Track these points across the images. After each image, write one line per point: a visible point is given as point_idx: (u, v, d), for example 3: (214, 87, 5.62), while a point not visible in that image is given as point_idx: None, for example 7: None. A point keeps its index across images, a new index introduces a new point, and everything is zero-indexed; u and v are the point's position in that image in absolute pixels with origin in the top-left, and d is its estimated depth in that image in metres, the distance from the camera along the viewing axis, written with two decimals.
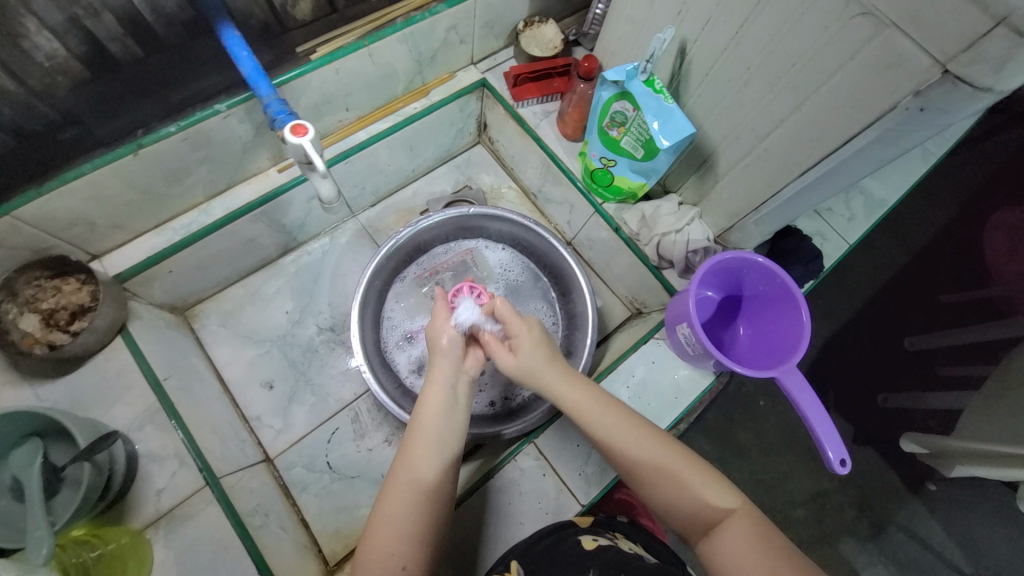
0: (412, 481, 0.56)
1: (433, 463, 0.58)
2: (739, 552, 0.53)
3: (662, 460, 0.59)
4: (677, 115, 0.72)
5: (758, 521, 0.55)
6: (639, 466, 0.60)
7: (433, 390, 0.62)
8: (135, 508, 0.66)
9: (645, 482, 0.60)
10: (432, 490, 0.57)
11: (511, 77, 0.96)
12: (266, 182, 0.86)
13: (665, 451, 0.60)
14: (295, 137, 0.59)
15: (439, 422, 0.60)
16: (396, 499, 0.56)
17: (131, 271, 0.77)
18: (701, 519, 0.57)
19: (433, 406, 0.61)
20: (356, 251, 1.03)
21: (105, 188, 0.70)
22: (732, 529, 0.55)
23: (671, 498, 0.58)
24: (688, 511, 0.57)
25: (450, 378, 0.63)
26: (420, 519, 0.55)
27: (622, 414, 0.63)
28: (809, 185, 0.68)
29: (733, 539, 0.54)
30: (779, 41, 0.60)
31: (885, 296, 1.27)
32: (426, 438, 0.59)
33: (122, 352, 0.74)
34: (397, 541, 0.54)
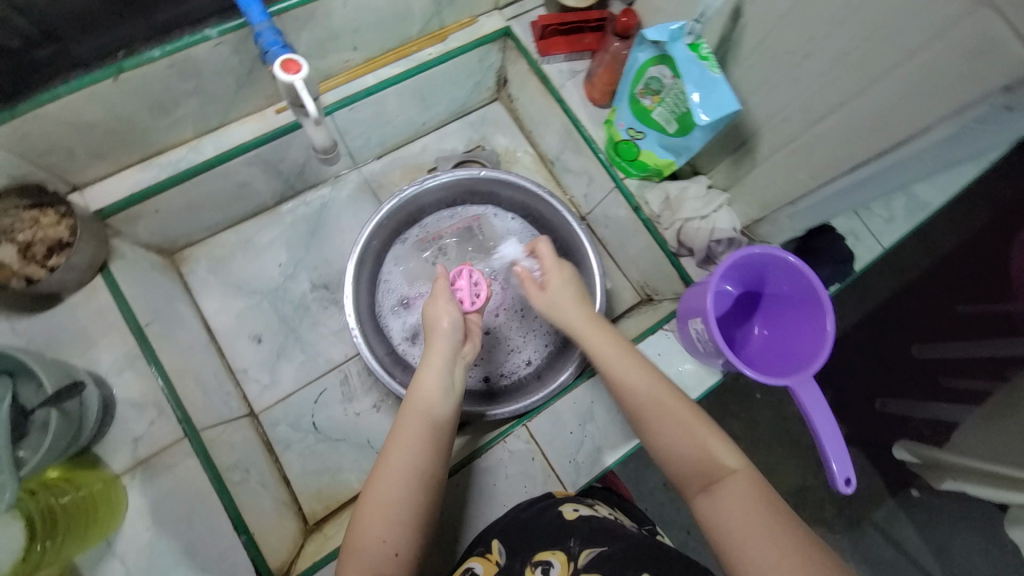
0: (407, 465, 0.54)
1: (430, 446, 0.56)
2: (737, 508, 0.51)
3: (671, 409, 0.58)
4: (721, 88, 0.64)
5: (760, 483, 0.53)
6: (645, 411, 0.59)
7: (431, 372, 0.60)
8: (110, 454, 0.64)
9: (649, 429, 0.59)
10: (427, 473, 0.55)
11: (538, 29, 0.87)
12: (263, 123, 0.79)
13: (675, 402, 0.59)
14: (285, 75, 0.52)
15: (436, 404, 0.58)
16: (391, 483, 0.53)
17: (114, 208, 0.72)
18: (700, 474, 0.55)
19: (431, 387, 0.59)
20: (357, 206, 0.97)
21: (84, 114, 0.64)
22: (731, 487, 0.53)
23: (672, 450, 0.57)
24: (688, 466, 0.56)
25: (445, 362, 0.61)
26: (416, 504, 0.54)
27: (638, 360, 0.62)
28: (859, 181, 0.62)
29: (732, 497, 0.52)
30: (854, 11, 0.52)
31: (901, 297, 1.17)
32: (420, 422, 0.57)
33: (101, 291, 0.70)
34: (389, 524, 0.52)
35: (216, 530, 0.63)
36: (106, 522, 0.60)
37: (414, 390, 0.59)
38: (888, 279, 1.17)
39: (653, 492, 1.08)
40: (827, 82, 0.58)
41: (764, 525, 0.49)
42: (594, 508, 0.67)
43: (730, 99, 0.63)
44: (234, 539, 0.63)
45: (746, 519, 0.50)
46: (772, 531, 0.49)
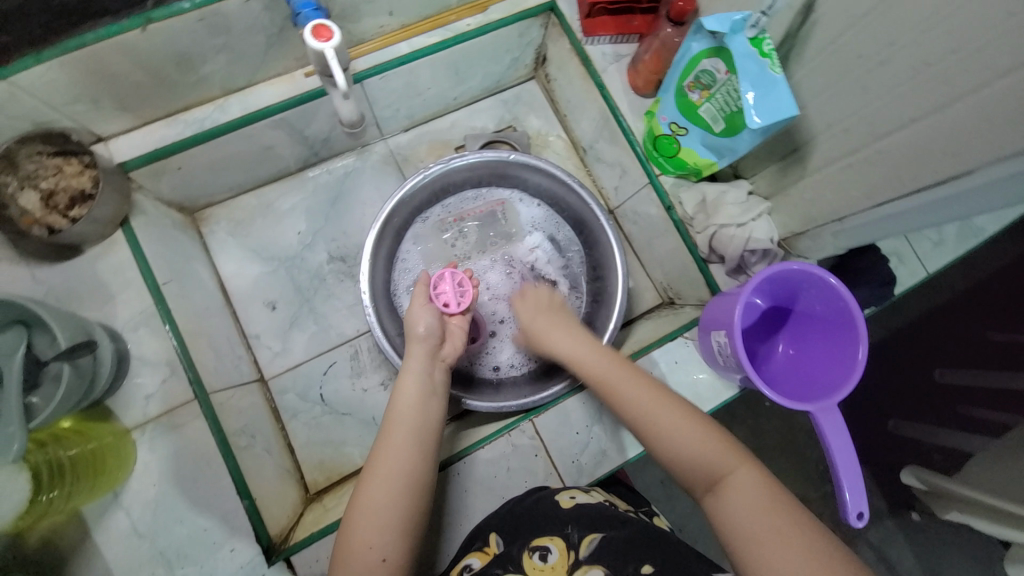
0: (391, 469, 0.55)
1: (414, 451, 0.57)
2: (746, 508, 0.49)
3: (654, 410, 0.58)
4: (780, 89, 0.59)
5: (766, 478, 0.51)
6: (638, 413, 0.58)
7: (410, 377, 0.62)
8: (123, 408, 0.66)
9: (647, 429, 0.58)
10: (413, 479, 0.56)
11: (585, 6, 0.82)
12: (292, 85, 0.76)
13: (660, 402, 0.58)
14: (316, 41, 0.49)
15: (419, 409, 0.60)
16: (376, 489, 0.54)
17: (137, 162, 0.71)
18: (704, 474, 0.53)
19: (412, 392, 0.61)
20: (380, 179, 0.95)
21: (112, 65, 0.62)
22: (738, 484, 0.51)
23: (671, 449, 0.55)
24: (691, 465, 0.54)
25: (425, 366, 0.64)
26: (404, 508, 0.54)
27: (618, 365, 0.63)
28: (921, 204, 0.57)
29: (740, 496, 0.50)
30: (943, 18, 0.46)
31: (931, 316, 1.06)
32: (403, 427, 0.58)
33: (121, 246, 0.70)
34: (378, 529, 0.53)
35: (218, 493, 0.64)
36: (114, 473, 0.62)
37: (396, 397, 0.61)
38: None
39: (650, 494, 1.07)
40: (900, 94, 0.53)
41: (776, 524, 0.47)
42: (591, 494, 0.66)
43: (789, 105, 0.59)
44: (237, 503, 0.64)
45: (757, 519, 0.48)
46: (785, 531, 0.47)
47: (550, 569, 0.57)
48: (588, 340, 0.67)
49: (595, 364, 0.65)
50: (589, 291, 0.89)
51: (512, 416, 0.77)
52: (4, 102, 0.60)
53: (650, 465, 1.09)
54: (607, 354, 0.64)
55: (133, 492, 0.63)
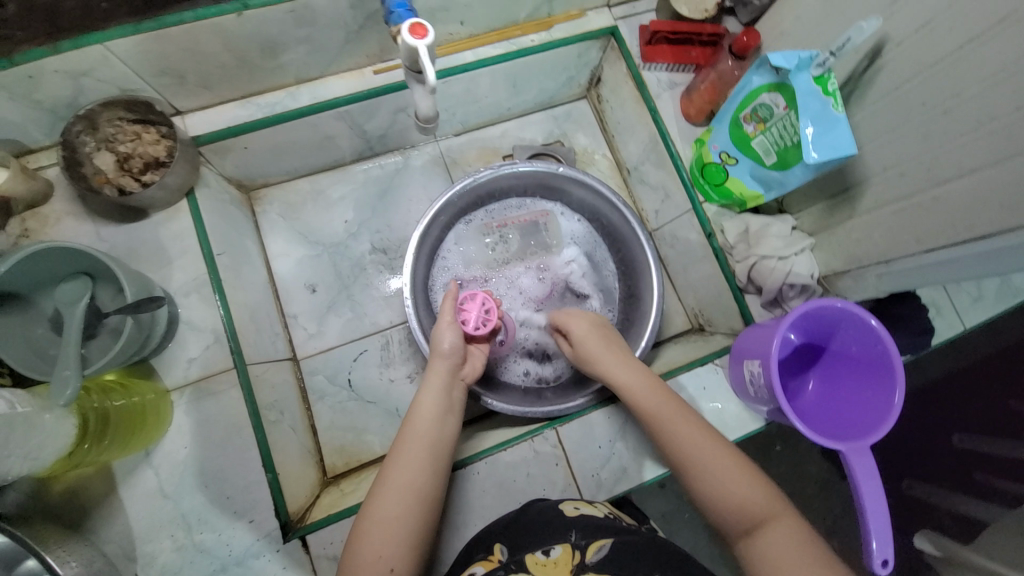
0: (404, 480, 0.56)
1: (428, 467, 0.58)
2: (785, 553, 0.50)
3: (699, 450, 0.57)
4: (840, 129, 0.61)
5: (805, 527, 0.52)
6: (683, 450, 0.58)
7: (431, 393, 0.63)
8: (166, 369, 0.67)
9: (690, 471, 0.57)
10: (426, 492, 0.56)
11: (647, 33, 0.85)
12: (361, 81, 0.80)
13: (706, 442, 0.58)
14: (412, 37, 0.51)
15: (434, 425, 0.61)
16: (388, 498, 0.55)
17: (209, 137, 0.75)
18: (744, 517, 0.53)
19: (430, 407, 0.62)
20: (427, 179, 0.98)
21: (203, 43, 0.66)
22: (779, 529, 0.52)
23: (713, 489, 0.55)
24: (731, 506, 0.54)
25: (445, 384, 0.65)
26: (414, 521, 0.55)
27: (668, 402, 0.62)
28: (974, 255, 0.57)
29: (779, 540, 0.51)
30: (1014, 74, 0.48)
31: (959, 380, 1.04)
32: (419, 440, 0.59)
33: (184, 214, 0.73)
34: (389, 540, 0.53)
35: (246, 462, 0.65)
36: (150, 433, 0.63)
37: (416, 410, 0.62)
38: None
39: (656, 521, 1.06)
40: (963, 143, 0.54)
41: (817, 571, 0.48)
42: (596, 506, 0.64)
43: (847, 143, 0.61)
44: (261, 475, 0.65)
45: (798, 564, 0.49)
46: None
47: (553, 565, 0.56)
48: (635, 372, 0.66)
49: (642, 397, 0.63)
50: (621, 309, 0.90)
51: (535, 423, 0.77)
52: (100, 66, 0.64)
53: (660, 492, 1.08)
54: (652, 389, 0.63)
55: (163, 452, 0.64)
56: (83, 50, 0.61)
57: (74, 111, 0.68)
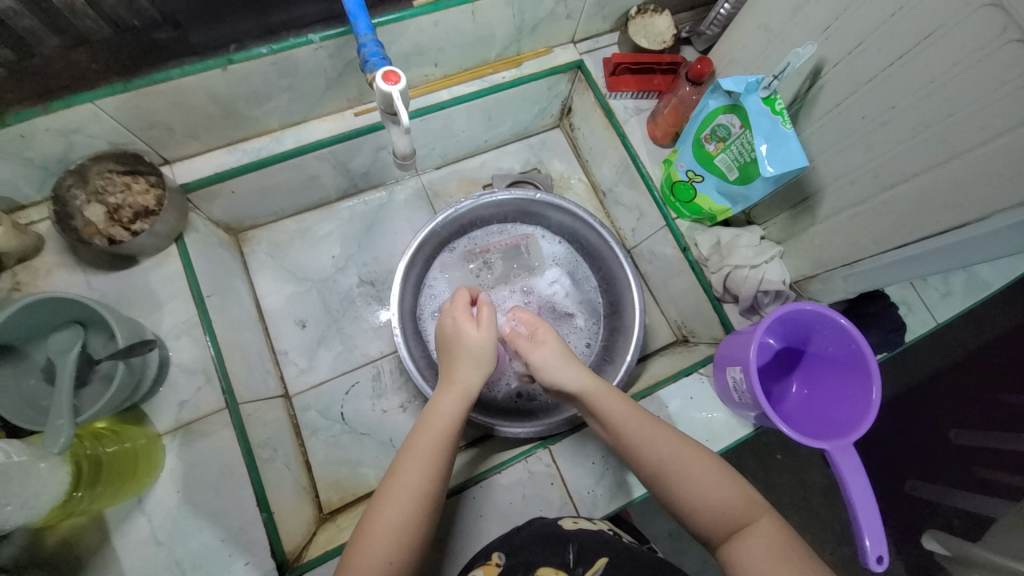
0: (419, 490, 0.55)
1: (440, 474, 0.57)
2: (761, 549, 0.50)
3: (674, 457, 0.57)
4: (791, 144, 0.65)
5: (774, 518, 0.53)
6: (661, 460, 0.57)
7: (449, 399, 0.62)
8: (157, 413, 0.68)
9: (666, 478, 0.56)
10: (434, 497, 0.56)
11: (611, 64, 0.91)
12: (343, 123, 0.84)
13: (680, 447, 0.58)
14: (386, 84, 0.55)
15: (451, 431, 0.60)
16: (399, 507, 0.54)
17: (197, 184, 0.78)
18: (718, 513, 0.54)
19: (446, 416, 0.61)
20: (411, 211, 1.01)
21: (189, 97, 0.69)
22: (754, 528, 0.52)
23: (689, 493, 0.55)
24: (710, 508, 0.54)
25: (462, 393, 0.63)
26: (423, 528, 0.55)
27: (641, 413, 0.61)
28: (927, 254, 0.61)
29: (755, 538, 0.51)
30: (940, 86, 0.53)
31: (936, 381, 1.13)
32: (431, 447, 0.58)
33: (173, 259, 0.75)
34: (397, 545, 0.53)
35: (240, 503, 0.65)
36: (141, 478, 0.62)
37: (431, 415, 0.61)
38: (925, 358, 1.14)
39: (658, 539, 1.05)
40: (904, 150, 0.58)
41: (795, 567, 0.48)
42: (595, 522, 0.65)
43: (798, 157, 0.65)
44: (255, 515, 0.64)
45: (774, 561, 0.48)
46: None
47: None
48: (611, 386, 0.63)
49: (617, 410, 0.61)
50: (606, 325, 0.92)
51: (529, 444, 0.78)
52: (90, 123, 0.66)
53: (661, 510, 1.08)
54: (627, 399, 0.62)
55: (155, 498, 0.64)
56: (74, 108, 0.63)
57: (65, 166, 0.71)
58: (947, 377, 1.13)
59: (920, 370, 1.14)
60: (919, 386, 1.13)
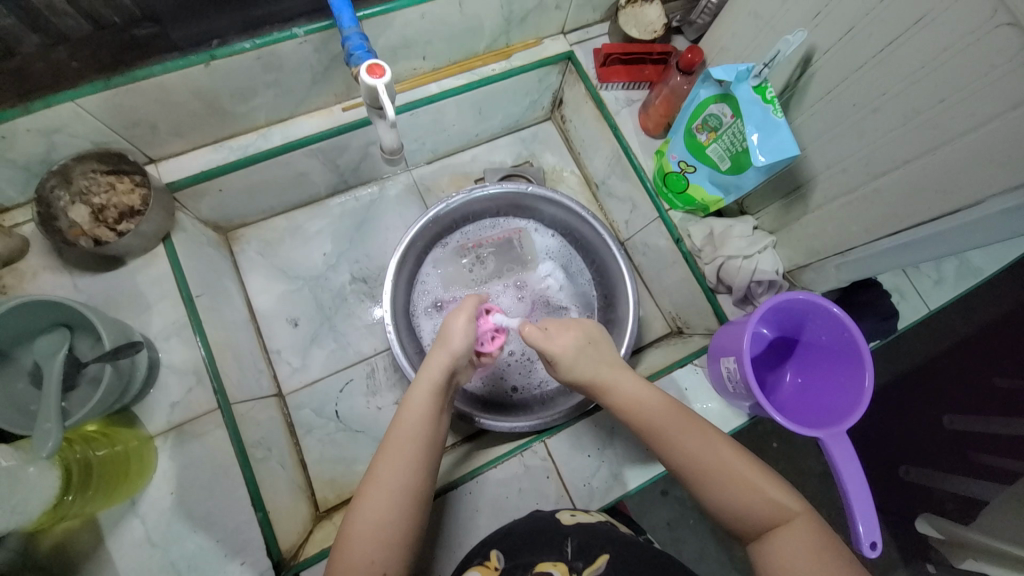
0: (396, 483, 0.55)
1: (419, 466, 0.57)
2: (796, 554, 0.48)
3: (705, 462, 0.56)
4: (782, 132, 0.65)
5: (816, 525, 0.51)
6: (691, 463, 0.56)
7: (423, 390, 0.62)
8: (147, 415, 0.67)
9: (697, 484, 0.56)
10: (414, 490, 0.55)
11: (601, 55, 0.89)
12: (330, 118, 0.83)
13: (711, 453, 0.56)
14: (371, 77, 0.54)
15: (427, 422, 0.59)
16: (378, 502, 0.54)
17: (184, 182, 0.77)
18: (753, 520, 0.52)
19: (419, 409, 0.60)
20: (402, 207, 1.01)
21: (172, 93, 0.68)
22: (793, 529, 0.50)
23: (724, 500, 0.54)
24: (742, 514, 0.53)
25: (436, 383, 0.63)
26: (404, 522, 0.54)
27: (673, 415, 0.59)
28: (920, 240, 0.60)
29: (793, 541, 0.49)
30: (931, 71, 0.52)
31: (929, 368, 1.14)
32: (407, 439, 0.58)
33: (161, 259, 0.74)
34: (379, 541, 0.52)
35: (233, 503, 0.64)
36: (133, 481, 0.62)
37: (405, 407, 0.61)
38: (917, 346, 1.15)
39: (655, 530, 1.06)
40: (894, 137, 0.58)
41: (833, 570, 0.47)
42: (593, 515, 0.65)
43: (790, 145, 0.65)
44: (250, 515, 0.63)
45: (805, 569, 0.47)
46: None
47: None
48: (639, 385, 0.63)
49: (645, 418, 0.60)
50: (600, 318, 0.92)
51: (525, 438, 0.78)
52: (71, 122, 0.65)
53: (658, 501, 1.08)
54: (657, 403, 0.61)
55: (149, 500, 0.63)
56: (54, 107, 0.62)
57: (47, 166, 0.70)
58: (939, 365, 1.14)
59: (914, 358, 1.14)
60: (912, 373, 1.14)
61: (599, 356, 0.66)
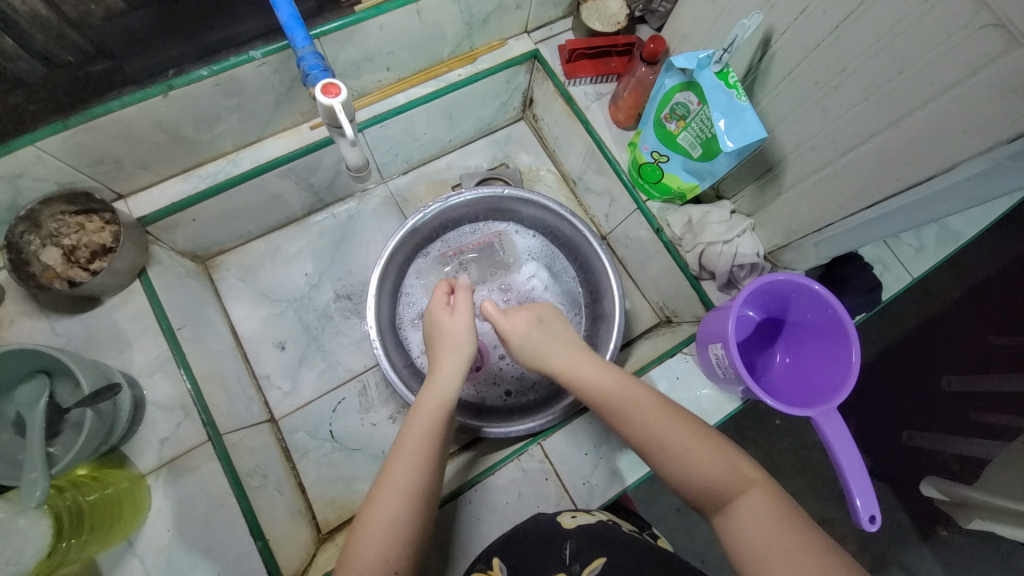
0: (410, 484, 0.54)
1: (431, 467, 0.56)
2: (759, 532, 0.48)
3: (661, 436, 0.56)
4: (748, 116, 0.65)
5: (775, 493, 0.51)
6: (651, 435, 0.56)
7: (433, 391, 0.61)
8: (137, 454, 0.66)
9: (657, 460, 0.56)
10: (426, 490, 0.55)
11: (566, 51, 0.89)
12: (298, 137, 0.83)
13: (670, 426, 0.56)
14: (326, 97, 0.54)
15: (441, 422, 0.59)
16: (391, 501, 0.53)
17: (156, 215, 0.76)
18: (715, 490, 0.52)
19: (434, 409, 0.59)
20: (382, 220, 1.00)
21: (133, 127, 0.67)
22: (749, 508, 0.50)
23: (686, 469, 0.54)
24: (704, 485, 0.53)
25: (451, 383, 0.62)
26: (417, 523, 0.54)
27: (637, 394, 0.59)
28: (893, 212, 0.60)
29: (753, 518, 0.49)
30: (886, 44, 0.52)
31: (919, 334, 1.15)
32: (425, 439, 0.57)
33: (138, 295, 0.73)
34: (393, 540, 0.52)
35: (233, 535, 0.63)
36: (128, 522, 0.61)
37: (419, 408, 0.60)
38: (908, 313, 1.16)
39: (664, 519, 1.05)
40: (858, 113, 0.58)
41: (794, 555, 0.46)
42: (594, 514, 0.64)
43: (757, 128, 0.65)
44: (250, 545, 0.63)
45: (770, 539, 0.47)
46: (798, 552, 0.46)
47: None
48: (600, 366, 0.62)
49: (608, 397, 0.59)
50: (588, 315, 0.91)
51: (522, 442, 0.77)
52: (32, 166, 0.64)
53: (663, 491, 1.08)
54: (621, 381, 0.60)
55: (146, 539, 0.62)
56: (14, 152, 0.61)
57: (13, 211, 0.68)
58: (931, 331, 1.15)
59: (904, 325, 1.15)
60: (904, 341, 1.14)
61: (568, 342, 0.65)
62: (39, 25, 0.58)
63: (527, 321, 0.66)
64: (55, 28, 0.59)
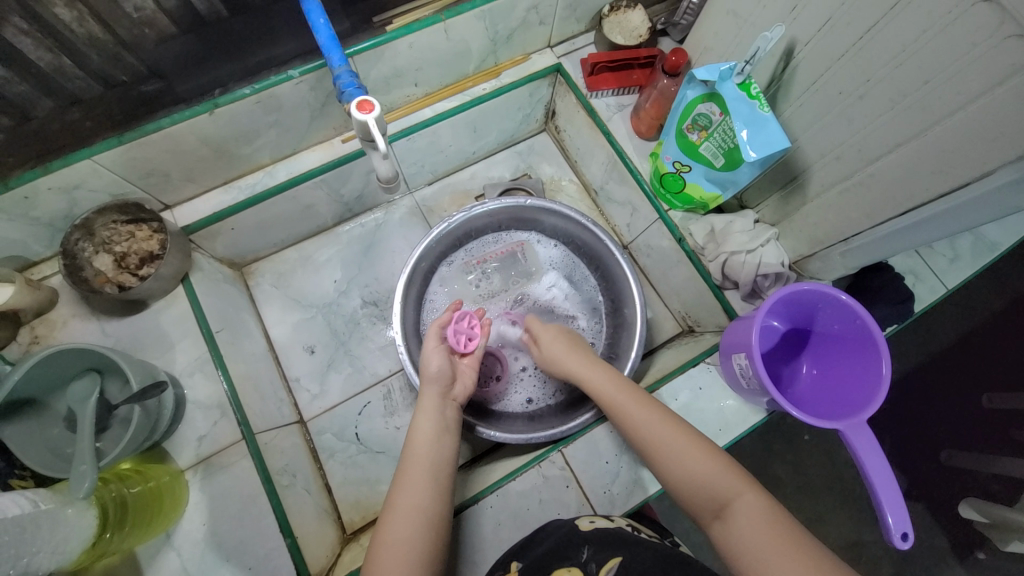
0: (416, 504, 0.57)
1: (435, 488, 0.59)
2: (755, 535, 0.49)
3: (659, 440, 0.58)
4: (771, 126, 0.65)
5: (768, 501, 0.52)
6: (650, 438, 0.59)
7: (424, 416, 0.66)
8: (177, 449, 0.70)
9: (656, 464, 0.58)
10: (434, 510, 0.57)
11: (588, 65, 0.91)
12: (331, 150, 0.87)
13: (666, 430, 0.59)
14: (360, 113, 0.57)
15: (435, 444, 0.63)
16: (398, 523, 0.56)
17: (198, 225, 0.81)
18: (711, 494, 0.54)
19: (426, 432, 0.64)
20: (408, 229, 1.03)
21: (181, 143, 0.72)
22: (745, 513, 0.51)
23: (683, 473, 0.56)
24: (701, 491, 0.54)
25: (438, 407, 0.68)
26: (432, 543, 0.55)
27: (638, 399, 0.63)
28: (924, 221, 0.59)
29: (749, 522, 0.50)
30: (912, 54, 0.52)
31: (957, 347, 1.10)
32: (423, 460, 0.61)
33: (181, 299, 0.78)
34: (404, 559, 0.53)
35: (264, 531, 0.66)
36: (167, 515, 0.64)
37: (413, 433, 0.65)
38: (945, 325, 1.11)
39: (687, 532, 1.04)
40: (883, 122, 0.58)
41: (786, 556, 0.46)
42: (612, 519, 0.65)
43: (780, 136, 0.65)
44: (279, 541, 0.65)
45: (762, 542, 0.48)
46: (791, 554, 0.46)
47: None
48: (608, 370, 0.69)
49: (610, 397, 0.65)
50: (609, 324, 0.92)
51: (542, 449, 0.78)
52: (89, 178, 0.69)
53: None
54: (623, 385, 0.66)
55: (183, 532, 0.65)
56: (73, 165, 0.66)
57: (71, 220, 0.74)
58: (970, 344, 1.10)
59: (941, 338, 1.11)
60: (942, 355, 1.10)
61: (582, 351, 0.74)
62: (97, 48, 0.61)
63: (555, 332, 0.78)
64: (112, 50, 0.62)
